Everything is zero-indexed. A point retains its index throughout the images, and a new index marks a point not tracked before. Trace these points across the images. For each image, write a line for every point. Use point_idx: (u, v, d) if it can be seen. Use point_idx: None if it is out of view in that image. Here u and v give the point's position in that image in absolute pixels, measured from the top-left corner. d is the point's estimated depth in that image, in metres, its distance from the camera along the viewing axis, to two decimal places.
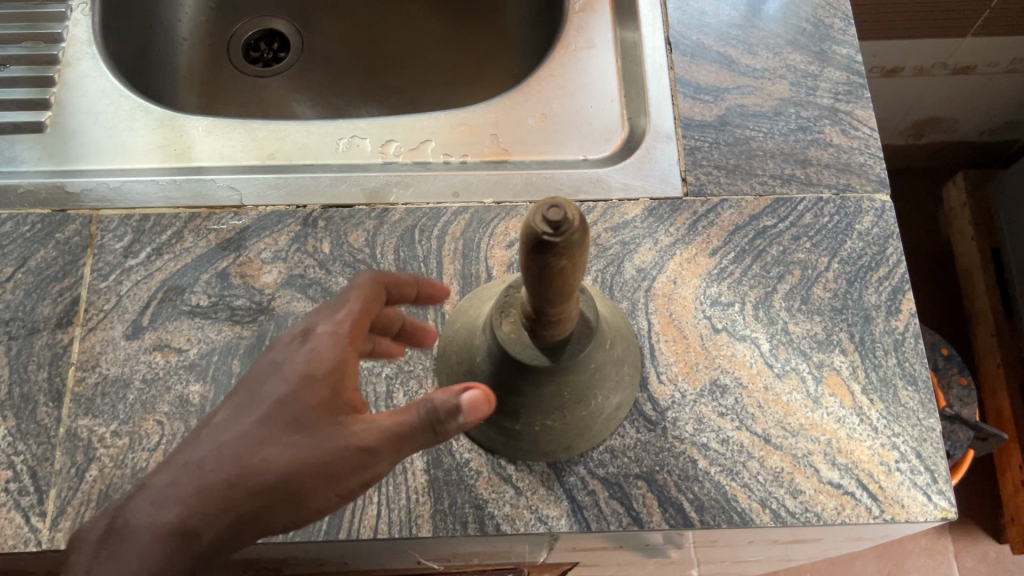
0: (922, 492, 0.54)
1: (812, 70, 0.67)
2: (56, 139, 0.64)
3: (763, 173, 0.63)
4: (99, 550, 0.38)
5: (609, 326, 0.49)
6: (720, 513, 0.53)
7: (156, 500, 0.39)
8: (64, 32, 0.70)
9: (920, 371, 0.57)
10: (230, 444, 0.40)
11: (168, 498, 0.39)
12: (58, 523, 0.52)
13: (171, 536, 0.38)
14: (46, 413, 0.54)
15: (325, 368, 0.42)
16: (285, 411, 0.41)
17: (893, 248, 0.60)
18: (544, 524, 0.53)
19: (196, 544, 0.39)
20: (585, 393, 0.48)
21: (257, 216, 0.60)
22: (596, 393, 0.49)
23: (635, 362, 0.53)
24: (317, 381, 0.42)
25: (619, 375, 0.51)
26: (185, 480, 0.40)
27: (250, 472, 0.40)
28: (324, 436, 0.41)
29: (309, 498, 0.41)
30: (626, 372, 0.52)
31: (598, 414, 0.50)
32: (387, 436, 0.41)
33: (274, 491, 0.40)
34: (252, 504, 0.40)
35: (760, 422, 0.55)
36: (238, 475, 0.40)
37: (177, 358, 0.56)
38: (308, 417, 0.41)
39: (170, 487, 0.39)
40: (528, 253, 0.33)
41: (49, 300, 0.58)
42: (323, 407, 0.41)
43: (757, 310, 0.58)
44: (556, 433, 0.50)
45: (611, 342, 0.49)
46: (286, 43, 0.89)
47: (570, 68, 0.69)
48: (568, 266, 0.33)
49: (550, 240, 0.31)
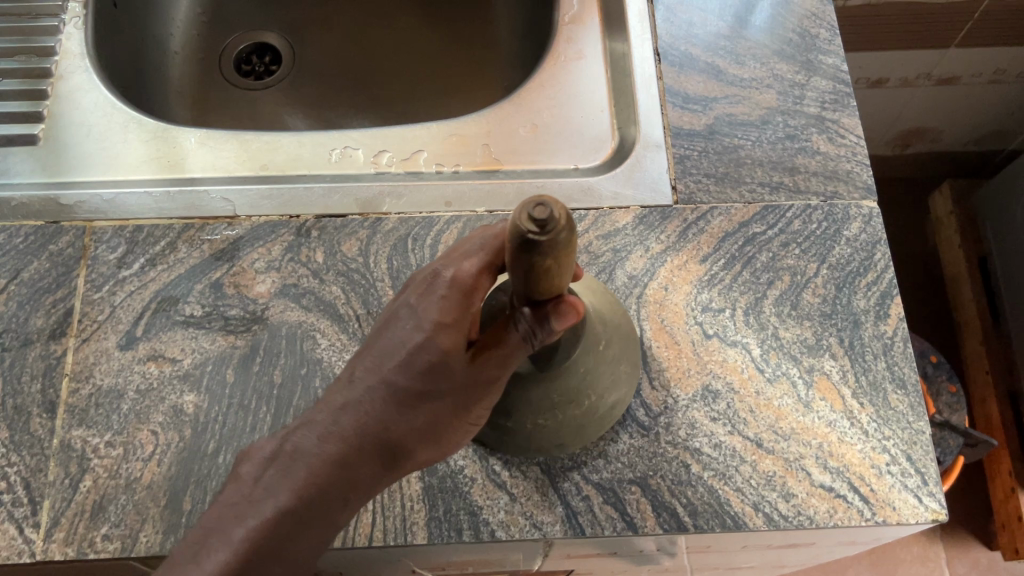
0: (913, 494, 0.54)
1: (799, 79, 0.68)
2: (49, 151, 0.65)
3: (752, 180, 0.63)
4: (265, 474, 0.40)
5: (601, 325, 0.50)
6: (714, 517, 0.53)
7: (321, 435, 0.40)
8: (57, 45, 0.70)
9: (909, 374, 0.57)
10: (376, 382, 0.40)
11: (326, 435, 0.40)
12: (52, 534, 0.52)
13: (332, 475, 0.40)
14: (40, 424, 0.54)
15: (458, 312, 0.40)
16: (425, 352, 0.40)
17: (881, 254, 0.61)
18: (539, 530, 0.53)
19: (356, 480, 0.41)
20: (576, 390, 0.49)
21: (250, 226, 0.61)
22: (588, 387, 0.49)
23: (634, 358, 0.53)
24: (450, 329, 0.40)
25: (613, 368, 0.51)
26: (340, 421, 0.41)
27: (396, 419, 0.40)
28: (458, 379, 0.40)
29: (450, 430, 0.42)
30: (624, 370, 0.52)
31: (593, 413, 0.51)
32: (499, 358, 0.41)
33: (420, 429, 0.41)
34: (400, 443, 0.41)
35: (752, 426, 0.55)
36: (387, 416, 0.40)
37: (171, 368, 0.56)
38: (448, 359, 0.40)
39: (329, 426, 0.40)
40: (515, 253, 0.33)
41: (42, 312, 0.58)
42: (460, 352, 0.40)
43: (747, 315, 0.59)
44: (553, 431, 0.51)
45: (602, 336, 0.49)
46: (278, 56, 0.90)
47: (560, 79, 0.69)
48: (553, 264, 0.33)
49: (537, 239, 0.31)
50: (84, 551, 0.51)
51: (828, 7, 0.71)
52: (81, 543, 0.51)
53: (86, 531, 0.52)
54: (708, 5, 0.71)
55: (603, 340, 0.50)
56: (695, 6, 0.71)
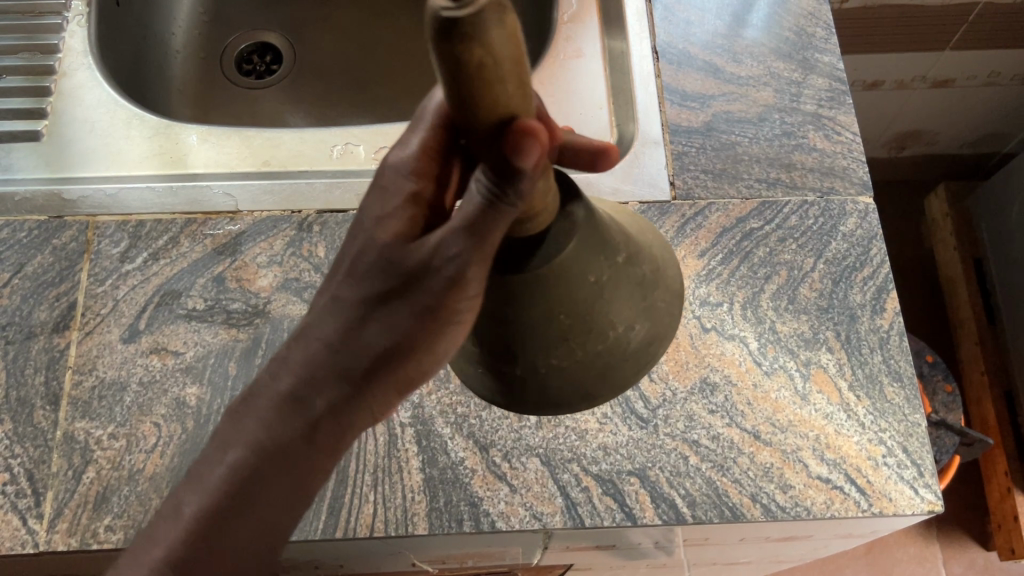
0: (909, 486, 0.55)
1: (796, 77, 0.68)
2: (52, 147, 0.65)
3: (749, 177, 0.64)
4: (244, 406, 0.43)
5: (618, 231, 0.35)
6: (712, 508, 0.54)
7: (284, 363, 0.41)
8: (60, 43, 0.70)
9: (905, 368, 0.58)
10: (330, 297, 0.39)
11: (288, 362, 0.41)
12: (56, 524, 0.52)
13: (276, 440, 0.41)
14: (43, 416, 0.55)
15: None
16: (377, 262, 0.37)
17: (877, 249, 0.62)
18: (539, 521, 0.53)
19: (300, 447, 0.41)
20: (593, 320, 0.34)
21: (252, 221, 0.61)
22: (613, 322, 0.35)
23: (668, 285, 0.38)
24: (403, 224, 0.37)
25: (646, 294, 0.36)
26: (286, 377, 0.40)
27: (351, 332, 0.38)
28: (404, 307, 0.36)
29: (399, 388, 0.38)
30: (661, 291, 0.37)
31: (619, 351, 0.36)
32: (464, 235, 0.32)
33: (357, 391, 0.38)
34: (340, 408, 0.39)
35: (750, 419, 0.56)
36: (323, 374, 0.39)
37: (174, 361, 0.56)
38: (395, 291, 0.36)
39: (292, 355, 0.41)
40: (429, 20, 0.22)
41: (46, 305, 0.58)
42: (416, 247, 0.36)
43: (745, 309, 0.59)
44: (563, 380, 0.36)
45: (620, 249, 0.35)
46: (278, 55, 0.90)
47: (559, 77, 0.70)
48: (489, 61, 0.24)
49: (452, 15, 0.23)
50: (88, 541, 0.52)
51: (824, 6, 0.72)
52: (84, 534, 0.52)
53: (90, 522, 0.52)
54: (705, 4, 0.72)
55: (622, 250, 0.35)
56: (693, 4, 0.72)
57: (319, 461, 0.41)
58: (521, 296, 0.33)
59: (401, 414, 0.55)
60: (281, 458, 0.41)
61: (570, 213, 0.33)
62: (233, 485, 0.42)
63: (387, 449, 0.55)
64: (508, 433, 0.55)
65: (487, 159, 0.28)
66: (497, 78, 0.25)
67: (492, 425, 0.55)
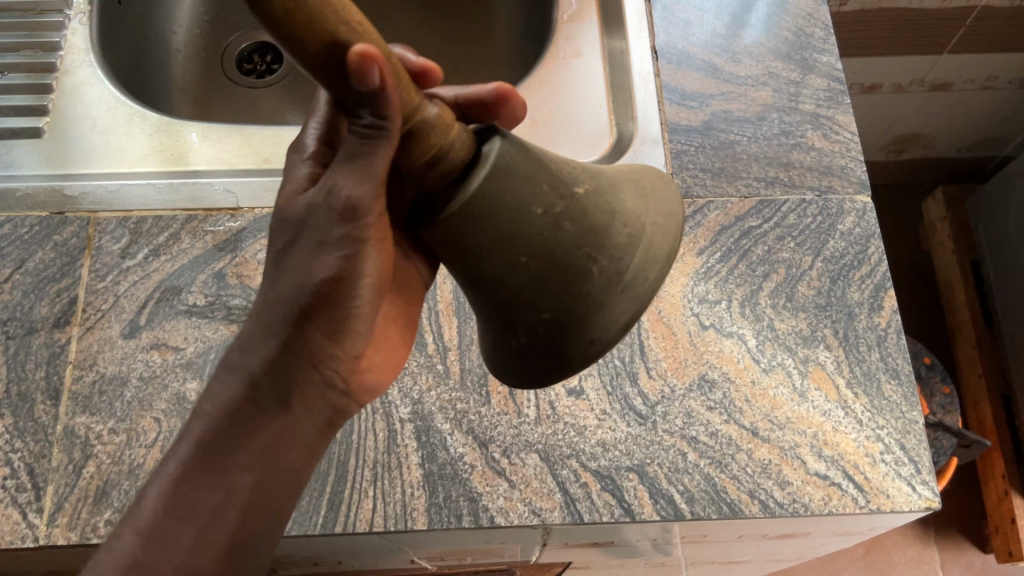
0: (906, 482, 0.55)
1: (794, 77, 0.69)
2: (54, 144, 0.65)
3: (747, 175, 0.64)
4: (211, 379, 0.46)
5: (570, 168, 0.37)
6: (711, 504, 0.54)
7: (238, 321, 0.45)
8: (62, 40, 0.71)
9: (903, 365, 0.58)
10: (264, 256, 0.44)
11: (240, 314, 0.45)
12: (56, 518, 0.52)
13: (222, 407, 0.44)
14: (44, 410, 0.55)
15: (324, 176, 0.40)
16: (279, 224, 0.43)
17: (875, 247, 0.62)
18: (538, 516, 0.53)
19: (245, 407, 0.44)
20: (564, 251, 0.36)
21: (253, 218, 0.61)
22: (592, 255, 0.36)
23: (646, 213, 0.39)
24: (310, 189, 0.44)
25: (622, 224, 0.38)
26: (229, 354, 0.45)
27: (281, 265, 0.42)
28: (303, 252, 0.41)
29: (343, 329, 0.44)
30: (646, 224, 0.39)
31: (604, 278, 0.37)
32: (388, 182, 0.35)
33: (290, 335, 0.43)
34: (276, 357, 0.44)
35: (748, 416, 0.56)
36: (259, 330, 0.44)
37: (174, 356, 0.57)
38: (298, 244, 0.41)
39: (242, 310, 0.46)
40: None
41: (47, 301, 0.58)
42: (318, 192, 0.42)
43: (743, 307, 0.60)
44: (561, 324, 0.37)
45: (580, 186, 0.36)
46: (279, 55, 0.91)
47: (559, 76, 0.70)
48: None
49: None
50: (88, 535, 0.52)
51: (823, 7, 0.72)
52: (84, 528, 0.52)
53: (90, 516, 0.52)
54: (704, 4, 0.72)
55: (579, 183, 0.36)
56: (692, 4, 0.72)
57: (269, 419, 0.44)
58: (459, 239, 0.34)
59: (401, 410, 0.56)
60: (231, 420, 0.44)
61: (491, 154, 0.34)
62: (192, 457, 0.44)
63: (387, 444, 0.55)
64: (508, 428, 0.55)
65: (353, 104, 0.31)
66: (312, 17, 0.27)
67: (491, 420, 0.56)
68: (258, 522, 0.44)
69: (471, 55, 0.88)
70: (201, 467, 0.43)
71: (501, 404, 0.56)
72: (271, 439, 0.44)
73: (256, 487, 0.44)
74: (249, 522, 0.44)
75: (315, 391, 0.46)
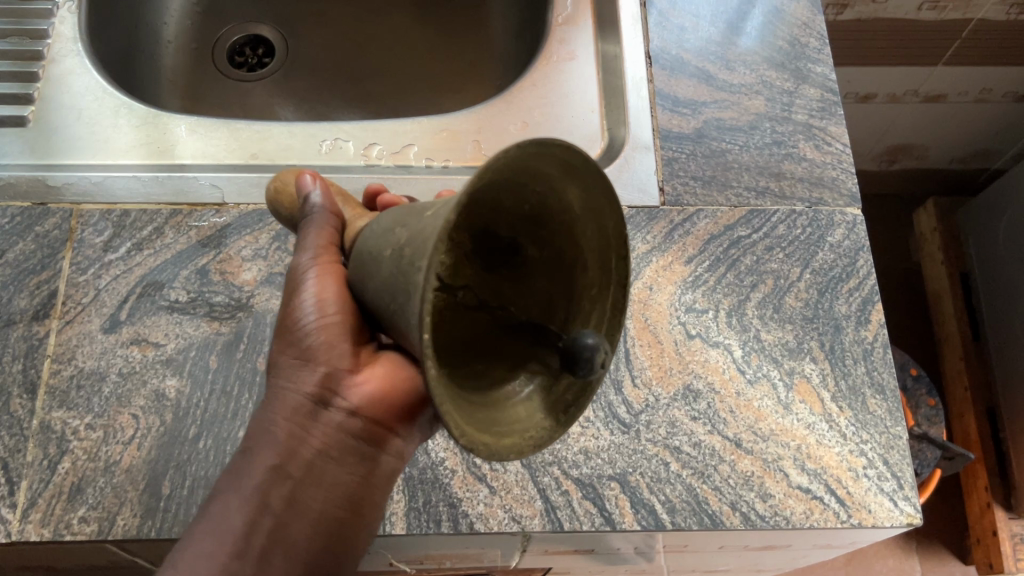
0: (888, 498, 0.55)
1: (788, 87, 0.68)
2: (38, 133, 0.65)
3: (738, 185, 0.64)
4: None
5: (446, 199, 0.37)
6: (692, 515, 0.53)
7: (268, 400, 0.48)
8: (49, 29, 0.70)
9: (888, 380, 0.58)
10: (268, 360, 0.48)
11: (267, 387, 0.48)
12: (28, 514, 0.51)
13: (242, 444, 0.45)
14: (20, 404, 0.54)
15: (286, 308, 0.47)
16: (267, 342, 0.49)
17: (863, 260, 0.62)
18: (518, 524, 0.53)
19: (243, 474, 0.44)
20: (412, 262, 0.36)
21: (238, 214, 0.61)
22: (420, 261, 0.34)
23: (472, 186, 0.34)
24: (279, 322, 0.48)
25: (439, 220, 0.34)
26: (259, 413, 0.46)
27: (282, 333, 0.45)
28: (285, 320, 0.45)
29: (337, 368, 0.44)
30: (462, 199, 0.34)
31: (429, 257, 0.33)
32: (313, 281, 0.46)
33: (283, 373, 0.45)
34: (264, 420, 0.44)
35: (731, 427, 0.56)
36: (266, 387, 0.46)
37: (154, 353, 0.56)
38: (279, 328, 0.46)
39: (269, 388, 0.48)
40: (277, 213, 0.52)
41: (26, 293, 0.58)
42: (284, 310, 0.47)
43: (730, 317, 0.59)
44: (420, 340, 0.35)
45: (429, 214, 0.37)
46: (270, 47, 0.90)
47: (552, 78, 0.70)
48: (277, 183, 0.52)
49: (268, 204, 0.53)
50: (60, 533, 0.51)
51: (818, 16, 0.72)
52: (57, 525, 0.51)
53: (63, 513, 0.51)
54: (700, 10, 0.72)
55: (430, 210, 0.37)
56: (688, 11, 0.72)
57: (281, 484, 0.43)
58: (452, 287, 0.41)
59: None
60: (230, 493, 0.43)
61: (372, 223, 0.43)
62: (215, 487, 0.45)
63: None
64: None
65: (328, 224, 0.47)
66: (286, 182, 0.52)
67: None
68: (318, 566, 0.44)
69: (463, 54, 0.88)
70: (215, 497, 0.44)
71: None
72: (280, 495, 0.43)
73: (284, 543, 0.43)
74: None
75: (334, 426, 0.44)
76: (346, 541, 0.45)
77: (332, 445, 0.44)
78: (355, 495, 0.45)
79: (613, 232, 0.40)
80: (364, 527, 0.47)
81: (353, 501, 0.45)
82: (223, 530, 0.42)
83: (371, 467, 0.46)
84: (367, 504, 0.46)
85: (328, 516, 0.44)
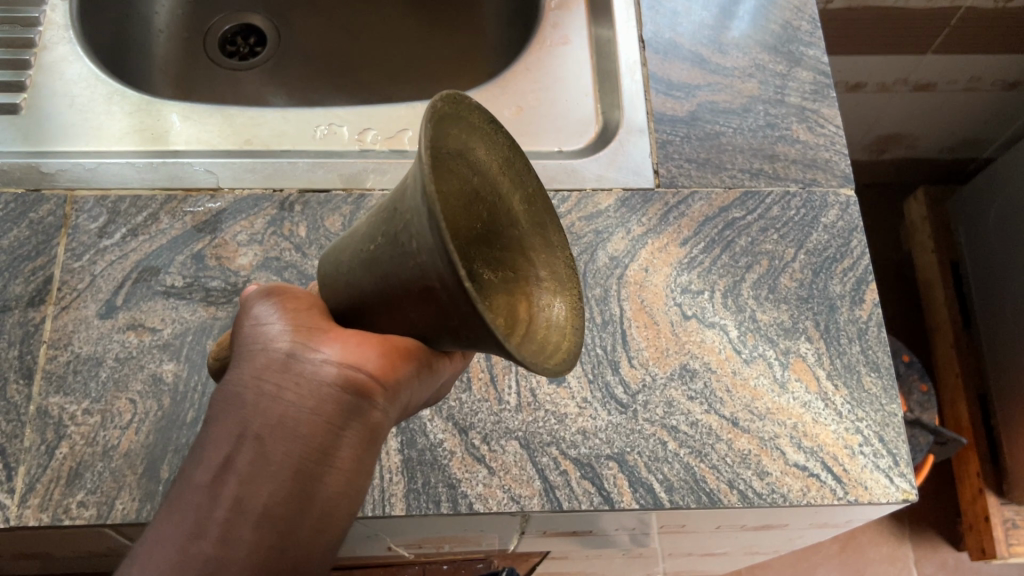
0: (884, 475, 0.55)
1: (781, 69, 0.69)
2: (30, 119, 0.64)
3: (732, 167, 0.64)
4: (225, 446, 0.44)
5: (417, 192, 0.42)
6: (690, 493, 0.54)
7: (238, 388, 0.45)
8: (40, 16, 0.69)
9: (882, 358, 0.59)
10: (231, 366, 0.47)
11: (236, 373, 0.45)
12: (27, 500, 0.51)
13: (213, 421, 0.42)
14: (17, 390, 0.54)
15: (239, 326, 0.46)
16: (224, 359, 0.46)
17: (857, 241, 0.62)
18: (516, 504, 0.53)
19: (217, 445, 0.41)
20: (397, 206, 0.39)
21: (234, 200, 0.61)
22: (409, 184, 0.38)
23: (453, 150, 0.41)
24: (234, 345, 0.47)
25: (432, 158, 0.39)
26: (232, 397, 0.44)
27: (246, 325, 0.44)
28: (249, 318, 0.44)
29: (308, 333, 0.42)
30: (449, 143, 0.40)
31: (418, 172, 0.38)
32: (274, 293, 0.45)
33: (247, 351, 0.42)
34: (230, 389, 0.42)
35: (728, 406, 0.56)
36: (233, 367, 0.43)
37: (151, 338, 0.56)
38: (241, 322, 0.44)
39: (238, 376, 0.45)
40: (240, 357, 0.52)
41: (21, 279, 0.57)
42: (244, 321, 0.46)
43: (725, 298, 0.60)
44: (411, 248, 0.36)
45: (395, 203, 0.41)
46: (262, 37, 0.90)
47: (545, 63, 0.70)
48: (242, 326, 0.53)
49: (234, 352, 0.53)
50: (59, 517, 0.50)
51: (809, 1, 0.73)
52: (56, 510, 0.51)
53: (62, 497, 0.51)
54: None
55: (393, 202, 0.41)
56: None
57: (249, 444, 0.40)
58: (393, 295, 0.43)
59: None
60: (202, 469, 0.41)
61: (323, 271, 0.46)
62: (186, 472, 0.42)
63: None
64: (488, 415, 0.55)
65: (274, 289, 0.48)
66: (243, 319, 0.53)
67: (471, 407, 0.55)
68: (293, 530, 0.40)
69: (456, 42, 0.88)
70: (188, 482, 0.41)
71: (482, 391, 0.56)
72: (247, 457, 0.40)
73: (252, 517, 0.39)
74: (241, 553, 0.39)
75: (306, 375, 0.41)
76: (320, 510, 0.40)
77: (307, 393, 0.40)
78: (331, 452, 0.41)
79: (557, 244, 0.47)
80: (345, 495, 0.41)
81: (328, 459, 0.40)
82: (191, 504, 0.40)
83: (352, 421, 0.41)
84: (347, 462, 0.41)
85: (298, 476, 0.40)
